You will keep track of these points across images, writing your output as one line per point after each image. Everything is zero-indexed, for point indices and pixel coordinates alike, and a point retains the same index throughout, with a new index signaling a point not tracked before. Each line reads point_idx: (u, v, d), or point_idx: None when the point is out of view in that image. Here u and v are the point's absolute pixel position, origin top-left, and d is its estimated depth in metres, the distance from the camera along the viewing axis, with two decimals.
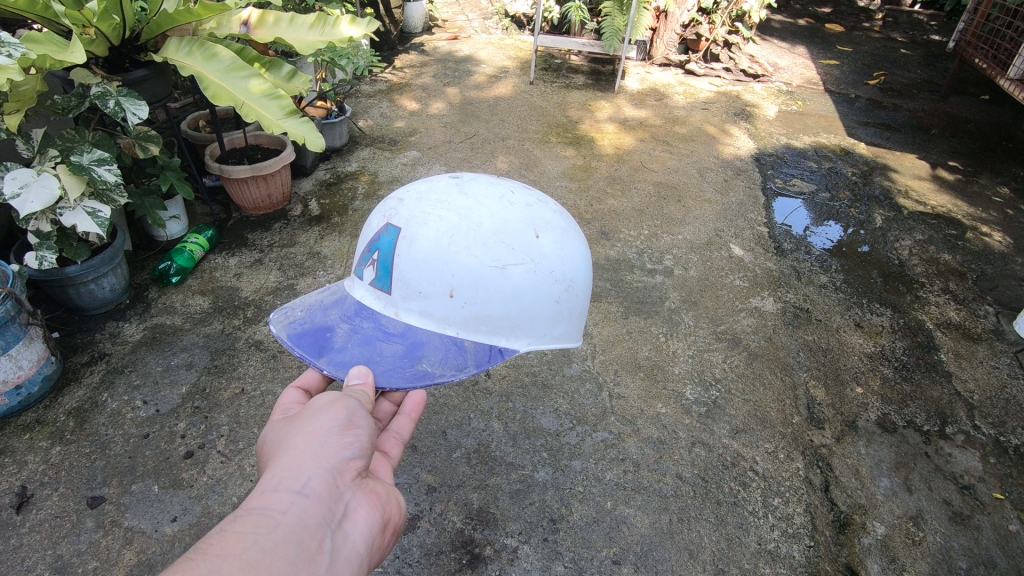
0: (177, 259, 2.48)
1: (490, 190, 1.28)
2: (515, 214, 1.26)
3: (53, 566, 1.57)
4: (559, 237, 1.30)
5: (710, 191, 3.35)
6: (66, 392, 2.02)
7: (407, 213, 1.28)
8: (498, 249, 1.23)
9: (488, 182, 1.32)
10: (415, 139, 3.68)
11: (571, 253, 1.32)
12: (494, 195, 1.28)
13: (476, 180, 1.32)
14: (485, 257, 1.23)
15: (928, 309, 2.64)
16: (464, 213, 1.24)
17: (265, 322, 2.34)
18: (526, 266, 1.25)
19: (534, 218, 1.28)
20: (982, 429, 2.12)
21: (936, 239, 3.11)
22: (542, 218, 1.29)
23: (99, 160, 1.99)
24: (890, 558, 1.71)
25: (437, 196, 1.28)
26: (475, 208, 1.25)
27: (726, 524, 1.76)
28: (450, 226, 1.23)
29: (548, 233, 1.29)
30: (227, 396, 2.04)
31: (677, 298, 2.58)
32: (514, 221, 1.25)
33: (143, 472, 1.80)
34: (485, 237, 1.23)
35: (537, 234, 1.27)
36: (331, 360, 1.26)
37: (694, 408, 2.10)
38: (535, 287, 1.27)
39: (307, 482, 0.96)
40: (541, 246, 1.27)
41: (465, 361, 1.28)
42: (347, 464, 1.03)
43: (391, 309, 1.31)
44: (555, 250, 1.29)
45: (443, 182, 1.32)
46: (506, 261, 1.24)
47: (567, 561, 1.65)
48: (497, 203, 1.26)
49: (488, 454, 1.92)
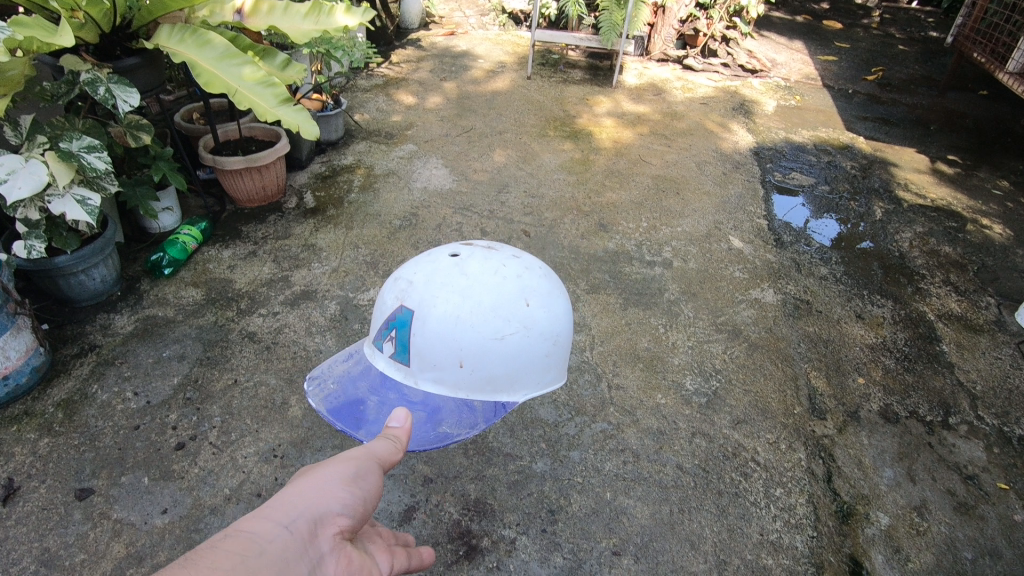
0: (169, 250, 2.44)
1: (484, 263, 1.27)
2: (507, 286, 1.25)
3: (39, 558, 1.53)
4: (549, 300, 1.30)
5: (708, 184, 3.32)
6: (55, 383, 1.98)
7: (415, 294, 1.27)
8: (497, 321, 1.24)
9: (483, 252, 1.30)
10: (412, 132, 3.65)
11: (559, 313, 1.32)
12: (488, 267, 1.26)
13: (472, 252, 1.30)
14: (487, 330, 1.24)
15: (929, 302, 2.61)
16: (464, 291, 1.24)
17: (258, 314, 2.30)
18: (522, 333, 1.27)
19: (523, 284, 1.27)
20: (985, 419, 2.10)
21: (936, 232, 3.09)
22: (531, 284, 1.28)
23: (89, 147, 1.95)
24: (894, 548, 1.68)
25: (439, 273, 1.27)
26: (473, 282, 1.25)
27: (728, 514, 1.73)
28: (455, 301, 1.23)
29: (538, 298, 1.28)
30: (219, 387, 2.00)
31: (677, 290, 2.55)
32: (507, 292, 1.24)
33: (133, 463, 1.76)
34: (486, 312, 1.24)
35: (528, 302, 1.26)
36: (370, 431, 1.32)
37: (694, 399, 2.07)
38: (530, 350, 1.29)
39: (295, 517, 0.82)
40: (533, 313, 1.27)
41: (477, 418, 1.35)
42: (336, 519, 0.87)
43: (410, 379, 1.32)
44: (545, 310, 1.29)
45: (442, 258, 1.30)
46: (505, 330, 1.25)
47: (566, 552, 1.62)
48: (492, 277, 1.25)
49: (486, 444, 1.88)
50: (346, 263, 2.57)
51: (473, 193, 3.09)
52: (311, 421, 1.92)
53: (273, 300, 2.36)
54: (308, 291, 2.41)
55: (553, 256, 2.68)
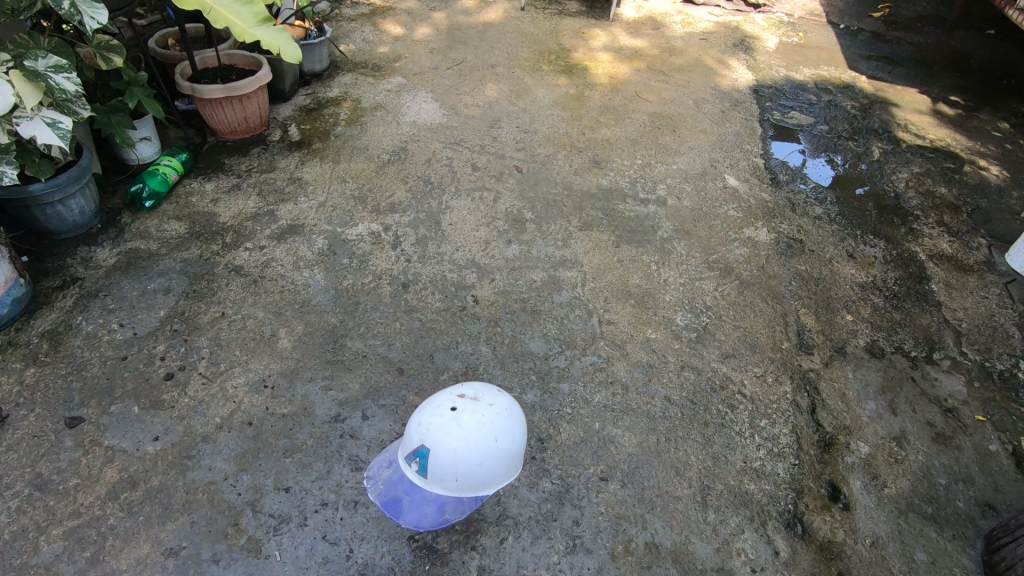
0: (149, 182, 2.36)
1: (471, 407, 1.37)
2: (485, 420, 1.37)
3: (32, 483, 1.55)
4: (514, 426, 1.41)
5: (705, 122, 3.24)
6: (38, 315, 1.95)
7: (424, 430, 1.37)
8: (482, 454, 1.36)
9: (470, 395, 1.40)
10: (400, 65, 3.50)
11: (522, 438, 1.44)
12: (473, 410, 1.37)
13: (464, 396, 1.39)
14: (474, 458, 1.35)
15: (921, 242, 2.61)
16: (459, 441, 1.34)
17: (244, 248, 2.25)
18: (500, 456, 1.39)
19: (498, 424, 1.37)
20: (968, 355, 2.13)
21: (933, 173, 3.05)
22: (505, 423, 1.38)
23: (56, 66, 1.85)
24: (873, 475, 1.74)
25: (439, 421, 1.36)
26: (466, 433, 1.34)
27: (713, 443, 1.77)
28: (452, 448, 1.34)
29: (508, 432, 1.39)
30: (207, 320, 1.98)
31: (670, 228, 2.52)
32: (483, 428, 1.36)
33: (122, 393, 1.76)
34: (473, 450, 1.35)
35: (498, 438, 1.37)
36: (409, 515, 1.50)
37: (684, 334, 2.08)
38: (503, 466, 1.41)
39: None
40: (504, 443, 1.38)
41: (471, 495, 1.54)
42: None
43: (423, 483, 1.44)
44: (513, 440, 1.40)
45: (441, 403, 1.40)
46: (488, 457, 1.37)
47: (554, 478, 1.66)
48: (475, 417, 1.36)
49: (476, 376, 1.89)
50: (333, 198, 2.50)
51: (463, 128, 2.99)
52: (300, 353, 1.91)
53: (259, 234, 2.31)
54: (295, 225, 2.36)
55: (545, 193, 2.63)
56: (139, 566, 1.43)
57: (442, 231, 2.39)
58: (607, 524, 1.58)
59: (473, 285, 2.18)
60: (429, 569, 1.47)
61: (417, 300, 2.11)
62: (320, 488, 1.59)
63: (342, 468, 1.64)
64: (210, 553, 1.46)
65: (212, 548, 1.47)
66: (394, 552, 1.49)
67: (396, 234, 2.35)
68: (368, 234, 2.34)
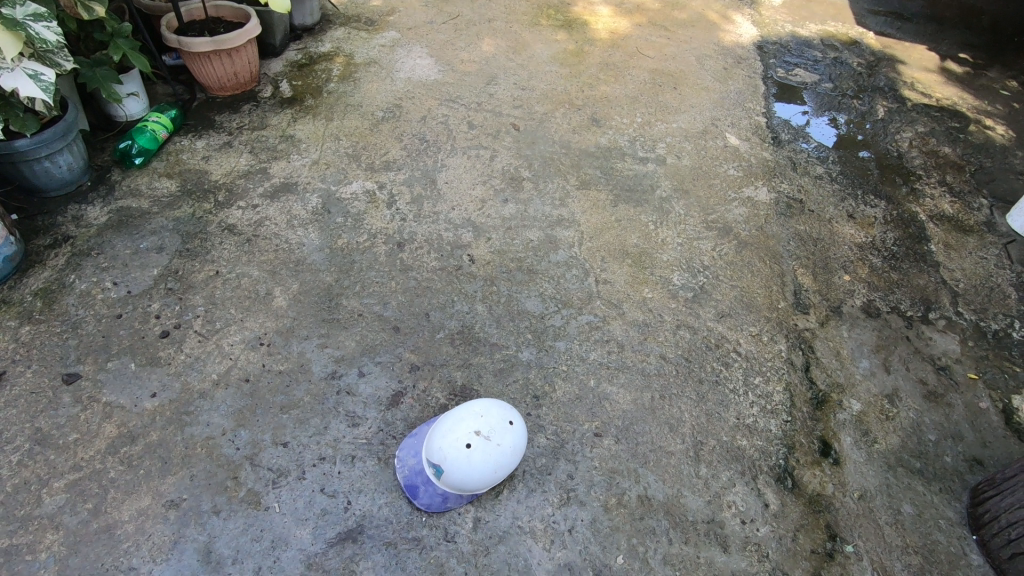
0: (138, 139, 2.31)
1: (484, 441, 1.41)
2: (492, 453, 1.41)
3: (33, 438, 1.57)
4: (516, 453, 1.46)
5: (708, 79, 3.16)
6: (30, 273, 1.94)
7: (442, 453, 1.41)
8: (481, 478, 1.42)
9: (489, 428, 1.43)
10: (394, 18, 3.39)
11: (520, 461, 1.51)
12: (485, 443, 1.41)
13: (483, 430, 1.42)
14: (474, 480, 1.42)
15: (922, 202, 2.58)
16: (468, 474, 1.40)
17: (237, 206, 2.22)
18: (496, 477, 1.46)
19: (503, 459, 1.43)
20: (963, 314, 2.13)
21: (937, 132, 3.00)
22: (509, 457, 1.44)
23: (36, 15, 1.80)
24: (863, 431, 1.76)
25: (454, 452, 1.40)
26: (475, 467, 1.40)
27: (707, 400, 1.78)
28: (460, 477, 1.41)
29: (507, 463, 1.45)
30: (201, 278, 1.97)
31: (669, 187, 2.49)
32: (489, 459, 1.41)
33: (118, 350, 1.76)
34: (477, 475, 1.41)
35: (497, 470, 1.43)
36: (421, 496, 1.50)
37: (681, 293, 2.08)
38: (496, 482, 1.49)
39: None
40: (502, 470, 1.45)
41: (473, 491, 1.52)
42: None
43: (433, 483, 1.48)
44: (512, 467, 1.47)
45: (462, 430, 1.42)
46: (486, 479, 1.44)
47: (549, 433, 1.68)
48: (484, 451, 1.41)
49: (473, 335, 1.89)
50: (327, 156, 2.46)
51: (459, 85, 2.91)
52: (296, 311, 1.90)
53: (251, 192, 2.28)
54: (288, 183, 2.33)
55: (543, 151, 2.58)
56: (140, 517, 1.46)
57: (438, 190, 2.36)
58: (601, 478, 1.60)
59: (469, 245, 2.16)
60: (425, 521, 1.50)
61: (413, 259, 2.09)
62: (317, 443, 1.61)
63: (339, 424, 1.65)
64: (210, 505, 1.49)
65: (212, 500, 1.49)
66: (391, 504, 1.52)
67: (391, 193, 2.32)
68: (362, 193, 2.31)
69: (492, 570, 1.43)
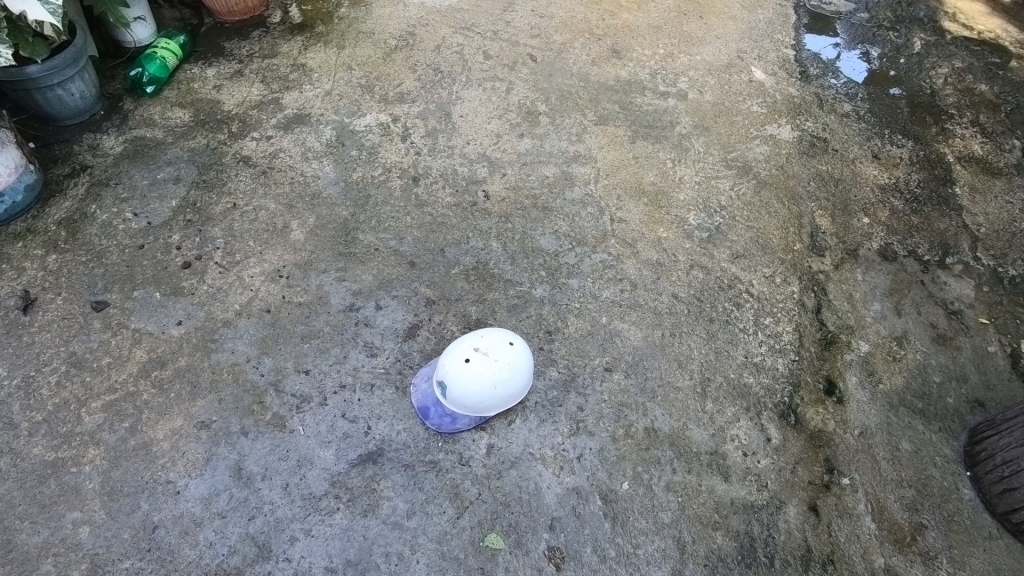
0: (149, 67, 2.26)
1: (482, 356, 1.53)
2: (490, 368, 1.52)
3: (68, 360, 1.65)
4: (516, 373, 1.55)
5: (736, 7, 3.00)
6: (52, 203, 1.97)
7: (446, 369, 1.54)
8: (482, 393, 1.52)
9: (487, 346, 1.54)
10: None
11: (523, 385, 1.59)
12: (483, 360, 1.53)
13: (482, 347, 1.54)
14: (475, 395, 1.52)
15: (951, 143, 2.49)
16: (468, 389, 1.52)
17: (251, 137, 2.20)
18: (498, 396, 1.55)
19: (502, 376, 1.53)
20: (981, 259, 2.11)
21: (976, 68, 2.84)
22: (508, 375, 1.54)
23: None
24: (869, 371, 1.79)
25: (456, 368, 1.53)
26: (474, 380, 1.52)
27: (717, 339, 1.82)
28: (463, 392, 1.52)
29: (507, 381, 1.54)
30: (219, 210, 1.99)
31: (689, 123, 2.42)
32: (487, 374, 1.52)
33: (143, 279, 1.81)
34: (478, 389, 1.52)
35: (497, 386, 1.53)
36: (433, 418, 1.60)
37: (696, 234, 2.07)
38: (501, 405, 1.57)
39: None
40: (503, 388, 1.54)
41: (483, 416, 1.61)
42: None
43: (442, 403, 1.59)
44: (512, 386, 1.56)
45: (463, 348, 1.55)
46: (488, 396, 1.53)
47: (561, 367, 1.73)
48: (483, 366, 1.52)
49: (487, 271, 1.92)
50: (339, 86, 2.40)
51: (474, 11, 2.79)
52: (314, 245, 1.93)
53: (265, 123, 2.25)
54: (300, 114, 2.29)
55: (560, 84, 2.50)
56: (174, 436, 1.55)
57: (452, 124, 2.31)
58: (610, 411, 1.66)
59: (484, 180, 2.15)
60: (441, 446, 1.58)
61: (429, 194, 2.09)
62: (338, 371, 1.68)
63: (358, 353, 1.71)
64: (239, 426, 1.57)
65: (241, 422, 1.58)
66: (410, 430, 1.60)
67: (405, 126, 2.28)
68: (376, 126, 2.28)
69: (505, 492, 1.52)
